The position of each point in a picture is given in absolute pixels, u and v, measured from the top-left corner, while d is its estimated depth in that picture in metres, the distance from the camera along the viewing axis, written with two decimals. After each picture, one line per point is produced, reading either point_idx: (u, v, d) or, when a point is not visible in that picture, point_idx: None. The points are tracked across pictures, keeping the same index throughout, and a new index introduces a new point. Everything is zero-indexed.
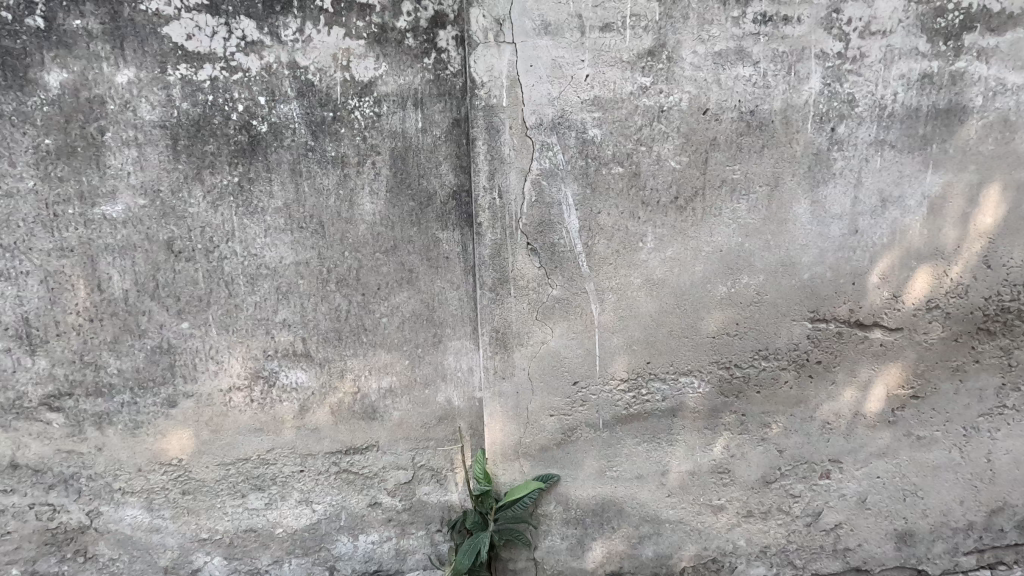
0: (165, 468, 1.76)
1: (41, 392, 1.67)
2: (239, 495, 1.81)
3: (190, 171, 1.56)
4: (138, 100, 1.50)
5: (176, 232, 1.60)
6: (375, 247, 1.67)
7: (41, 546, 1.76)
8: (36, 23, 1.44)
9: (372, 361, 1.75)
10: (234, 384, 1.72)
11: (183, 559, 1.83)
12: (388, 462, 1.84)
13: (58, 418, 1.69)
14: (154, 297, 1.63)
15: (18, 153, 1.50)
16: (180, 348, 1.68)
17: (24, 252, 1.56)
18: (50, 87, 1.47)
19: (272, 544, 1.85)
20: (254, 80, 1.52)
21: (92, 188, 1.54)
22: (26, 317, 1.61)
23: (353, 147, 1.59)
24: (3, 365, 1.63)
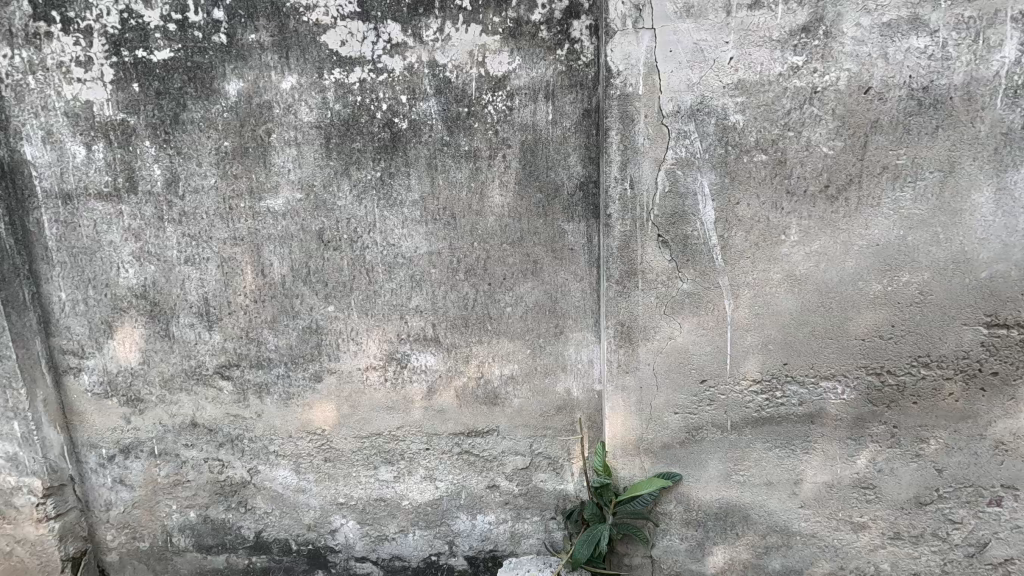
0: (311, 436, 1.96)
1: (215, 362, 1.92)
2: (371, 467, 1.97)
3: (340, 167, 1.69)
4: (299, 104, 1.66)
5: (326, 223, 1.75)
6: (503, 238, 1.71)
7: (213, 494, 2.04)
8: (220, 39, 1.63)
9: (496, 349, 1.81)
10: (371, 364, 1.86)
11: (323, 519, 2.03)
12: (507, 446, 1.90)
13: (228, 386, 1.94)
14: (306, 282, 1.81)
15: (204, 154, 1.73)
16: (326, 329, 1.84)
17: (206, 240, 1.80)
18: (229, 95, 1.67)
19: (399, 514, 2.00)
20: (398, 80, 1.61)
21: (259, 184, 1.73)
22: (205, 297, 1.85)
23: (486, 141, 1.64)
24: (188, 337, 1.90)
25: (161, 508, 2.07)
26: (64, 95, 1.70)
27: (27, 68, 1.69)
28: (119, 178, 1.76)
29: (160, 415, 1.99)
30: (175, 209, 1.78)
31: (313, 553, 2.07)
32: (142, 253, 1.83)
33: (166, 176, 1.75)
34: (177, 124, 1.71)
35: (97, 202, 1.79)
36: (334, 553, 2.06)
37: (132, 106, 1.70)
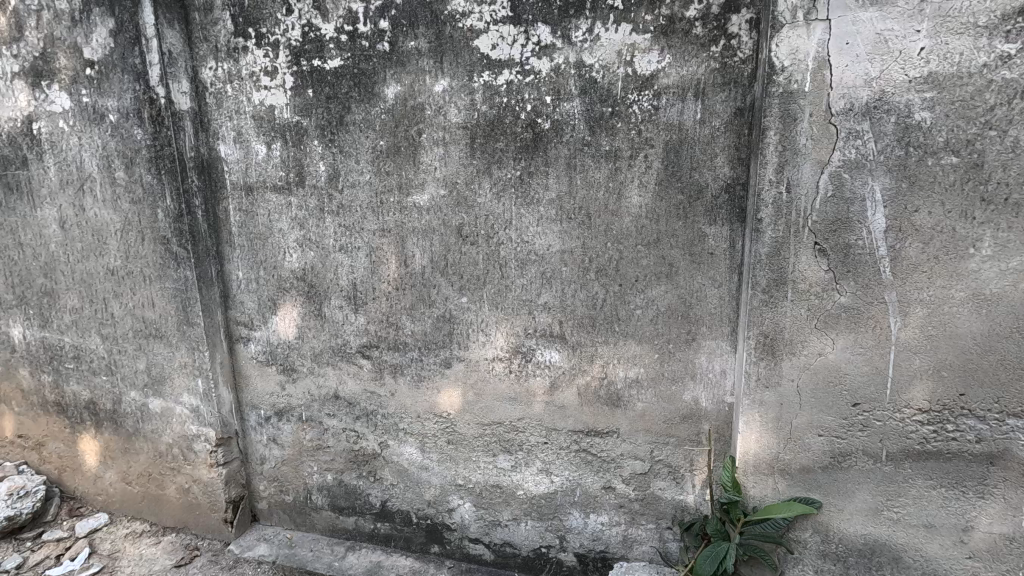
0: (437, 418, 2.08)
1: (358, 342, 2.10)
2: (490, 454, 2.04)
3: (482, 165, 1.77)
4: (449, 105, 1.76)
5: (466, 219, 1.84)
6: (639, 239, 1.69)
7: (348, 462, 2.25)
8: (383, 47, 1.78)
9: (622, 350, 1.79)
10: (497, 356, 1.93)
11: (442, 497, 2.16)
12: (627, 450, 1.88)
13: (367, 364, 2.11)
14: (443, 274, 1.92)
15: (362, 153, 1.89)
16: (458, 319, 1.95)
17: (359, 230, 1.97)
18: (388, 98, 1.82)
19: (513, 503, 2.06)
20: (544, 81, 1.65)
21: (408, 180, 1.87)
22: (353, 282, 2.04)
23: (628, 141, 1.62)
24: (337, 317, 2.09)
25: (304, 469, 2.32)
26: (253, 101, 1.96)
27: (226, 78, 1.96)
28: (290, 173, 1.99)
29: (309, 385, 2.22)
30: (334, 202, 1.97)
31: (431, 528, 2.21)
32: (305, 241, 2.04)
33: (328, 172, 1.95)
34: (341, 125, 1.89)
35: (272, 194, 2.04)
36: (450, 530, 2.18)
37: (305, 110, 1.91)
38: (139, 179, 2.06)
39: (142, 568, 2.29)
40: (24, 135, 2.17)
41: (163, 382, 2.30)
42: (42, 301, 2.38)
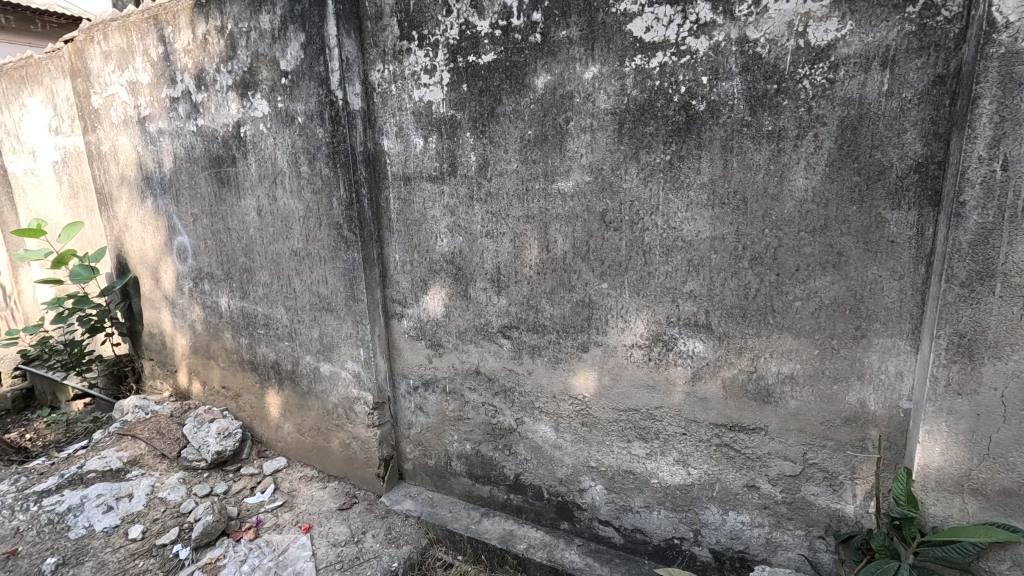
0: (573, 400, 2.13)
1: (500, 322, 2.22)
2: (625, 440, 2.05)
3: (630, 151, 1.76)
4: (598, 92, 1.77)
5: (610, 205, 1.85)
6: (801, 226, 1.57)
7: (485, 434, 2.41)
8: (535, 39, 1.84)
9: (775, 344, 1.69)
10: (637, 342, 1.93)
11: (574, 477, 2.22)
12: (775, 449, 1.77)
13: (507, 344, 2.22)
14: (584, 259, 1.95)
15: (510, 142, 1.98)
16: (598, 304, 1.97)
17: (504, 217, 2.07)
18: (538, 88, 1.88)
19: (646, 491, 2.05)
20: (701, 61, 1.59)
21: (554, 168, 1.92)
22: (497, 266, 2.15)
23: (795, 120, 1.52)
24: (481, 298, 2.23)
25: (446, 436, 2.53)
26: (414, 98, 2.14)
27: (391, 79, 2.17)
28: (444, 164, 2.15)
29: (453, 360, 2.40)
30: (483, 189, 2.09)
31: (562, 505, 2.28)
32: (455, 227, 2.20)
33: (478, 162, 2.07)
34: (492, 117, 1.99)
35: (427, 183, 2.22)
36: (580, 510, 2.24)
37: (460, 104, 2.04)
38: (319, 172, 2.38)
39: (313, 507, 2.67)
40: (233, 137, 2.61)
41: (332, 349, 2.64)
42: (242, 276, 2.86)
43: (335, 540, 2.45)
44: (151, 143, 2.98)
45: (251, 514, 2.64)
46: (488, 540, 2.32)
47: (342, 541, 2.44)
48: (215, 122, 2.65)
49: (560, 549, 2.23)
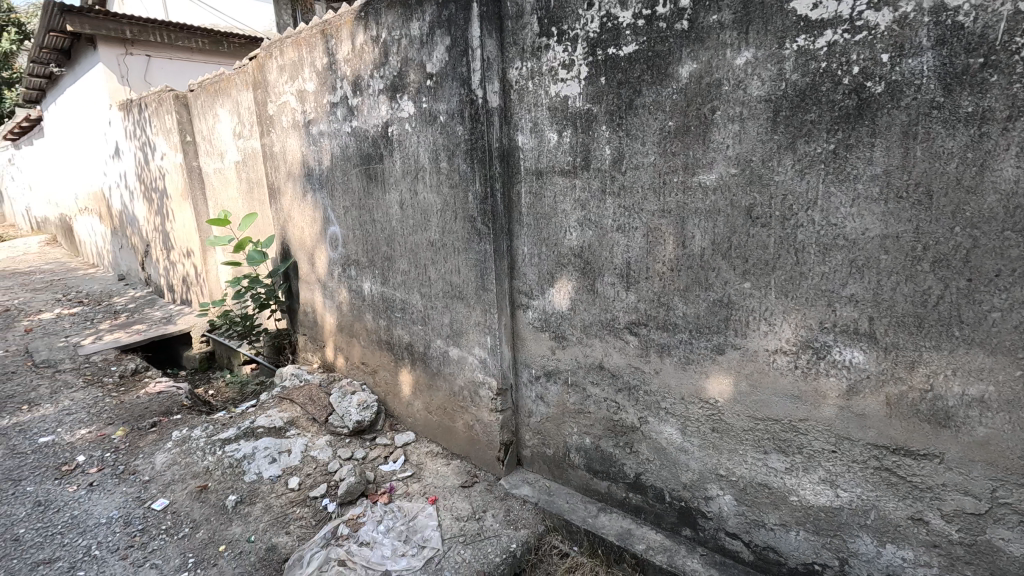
0: (704, 404, 2.03)
1: (627, 318, 2.18)
2: (761, 451, 1.92)
3: (785, 140, 1.63)
4: (751, 78, 1.66)
5: (758, 199, 1.72)
6: (1006, 224, 1.35)
7: (605, 429, 2.39)
8: (682, 26, 1.77)
9: (960, 359, 1.47)
10: (782, 348, 1.78)
11: (700, 483, 2.12)
12: (952, 481, 1.54)
13: (634, 340, 2.18)
14: (725, 257, 1.84)
15: (649, 134, 1.93)
16: (737, 305, 1.86)
17: (638, 211, 2.03)
18: (682, 77, 1.81)
19: (783, 508, 1.91)
20: (881, 36, 1.42)
21: (696, 160, 1.83)
22: (628, 262, 2.11)
23: (1005, 99, 1.30)
24: (608, 293, 2.21)
25: (566, 428, 2.56)
26: (550, 93, 2.18)
27: (529, 75, 2.22)
28: (577, 158, 2.15)
29: (576, 353, 2.41)
30: (616, 183, 2.06)
31: (684, 511, 2.20)
32: (585, 220, 2.20)
33: (613, 155, 2.04)
34: (631, 109, 1.96)
35: (559, 177, 2.24)
36: (705, 518, 2.14)
37: (597, 97, 2.03)
38: (457, 168, 2.52)
39: (439, 481, 2.86)
40: (382, 137, 2.86)
41: (461, 335, 2.80)
42: (384, 264, 3.13)
43: (459, 515, 2.60)
44: (313, 144, 3.37)
45: (386, 480, 2.90)
46: (606, 536, 2.31)
47: (465, 516, 2.59)
48: (367, 123, 2.92)
49: (681, 555, 2.16)
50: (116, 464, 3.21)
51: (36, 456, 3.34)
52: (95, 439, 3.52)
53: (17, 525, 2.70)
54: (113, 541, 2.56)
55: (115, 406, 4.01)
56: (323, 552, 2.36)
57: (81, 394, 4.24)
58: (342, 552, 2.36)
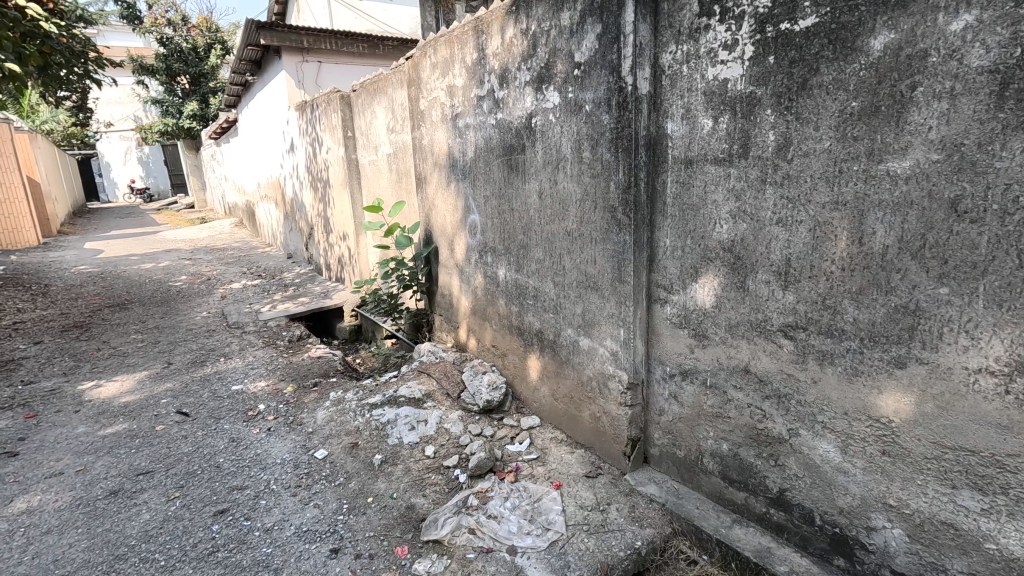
0: (873, 422, 1.80)
1: (782, 320, 2.00)
2: (947, 485, 1.65)
3: (1014, 119, 1.37)
4: (970, 47, 1.41)
5: (968, 190, 1.47)
6: None
7: (746, 437, 2.22)
8: None
9: None
10: (988, 368, 1.51)
11: (861, 510, 1.89)
12: None
13: (789, 345, 1.99)
14: (916, 256, 1.60)
15: (825, 117, 1.73)
16: (927, 313, 1.61)
17: (804, 203, 1.84)
18: (873, 51, 1.59)
19: (974, 555, 1.63)
20: None
21: (884, 145, 1.61)
22: (788, 258, 1.93)
23: None
24: (760, 291, 2.04)
25: (700, 431, 2.43)
26: (707, 77, 2.05)
27: (684, 59, 2.12)
28: (734, 146, 2.01)
29: (718, 353, 2.26)
30: (779, 172, 1.89)
31: (839, 539, 1.97)
32: (739, 212, 2.05)
33: (778, 142, 1.87)
34: (803, 90, 1.77)
35: (711, 166, 2.11)
36: (864, 550, 1.91)
37: (762, 79, 1.88)
38: (600, 158, 2.50)
39: (563, 468, 2.90)
40: (525, 128, 2.94)
41: (593, 326, 2.79)
42: (519, 252, 3.23)
43: (583, 504, 2.61)
44: (459, 136, 3.58)
45: (512, 459, 3.02)
46: (741, 550, 2.16)
47: (589, 506, 2.60)
48: (511, 115, 3.02)
49: None
50: (287, 415, 3.75)
51: (229, 400, 4.03)
52: (271, 392, 4.14)
53: (217, 455, 3.28)
54: (285, 479, 3.00)
55: (286, 366, 4.68)
56: (455, 519, 2.53)
57: (261, 353, 5.01)
58: (472, 521, 2.51)
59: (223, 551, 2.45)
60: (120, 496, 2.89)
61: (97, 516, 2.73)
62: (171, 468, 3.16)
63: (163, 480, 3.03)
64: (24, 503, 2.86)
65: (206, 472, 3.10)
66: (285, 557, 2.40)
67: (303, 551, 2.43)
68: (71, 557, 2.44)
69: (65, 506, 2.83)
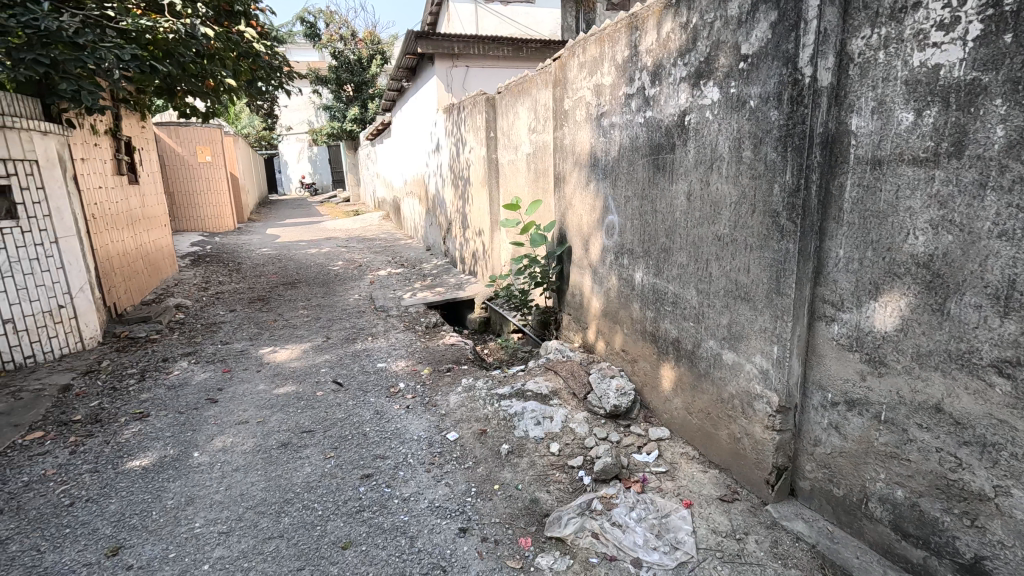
0: None
1: (996, 353, 1.66)
2: None
3: None
4: None
5: None
6: None
7: (930, 487, 1.89)
8: None
9: None
10: None
11: None
12: None
13: (1004, 385, 1.65)
14: None
15: None
16: None
17: None
18: None
19: None
20: None
21: None
22: (1012, 279, 1.60)
23: None
24: (967, 317, 1.72)
25: (867, 471, 2.12)
26: (911, 63, 1.77)
27: (881, 44, 1.85)
28: (944, 143, 1.71)
29: (898, 385, 1.95)
30: (1007, 175, 1.57)
31: None
32: (942, 222, 1.74)
33: (1009, 139, 1.56)
34: None
35: (908, 167, 1.82)
36: None
37: (992, 63, 1.57)
38: (764, 157, 2.30)
39: (694, 486, 2.73)
40: (677, 126, 2.81)
41: (740, 339, 2.57)
42: (660, 256, 3.11)
43: (716, 528, 2.44)
44: (603, 135, 3.54)
45: (638, 469, 2.92)
46: None
47: (723, 531, 2.41)
48: (662, 113, 2.91)
49: None
50: (424, 395, 4.04)
51: (375, 376, 4.46)
52: (411, 372, 4.50)
53: (365, 424, 3.66)
54: (421, 454, 3.23)
55: (423, 350, 5.05)
56: (579, 520, 2.52)
57: (402, 336, 5.47)
58: (596, 525, 2.48)
59: (367, 511, 2.71)
60: (289, 448, 3.36)
61: (272, 462, 3.20)
62: (327, 430, 3.59)
63: (322, 440, 3.45)
64: (220, 442, 3.45)
65: (355, 438, 3.47)
66: (419, 527, 2.58)
67: (435, 525, 2.60)
68: (252, 494, 2.89)
69: (248, 450, 3.36)
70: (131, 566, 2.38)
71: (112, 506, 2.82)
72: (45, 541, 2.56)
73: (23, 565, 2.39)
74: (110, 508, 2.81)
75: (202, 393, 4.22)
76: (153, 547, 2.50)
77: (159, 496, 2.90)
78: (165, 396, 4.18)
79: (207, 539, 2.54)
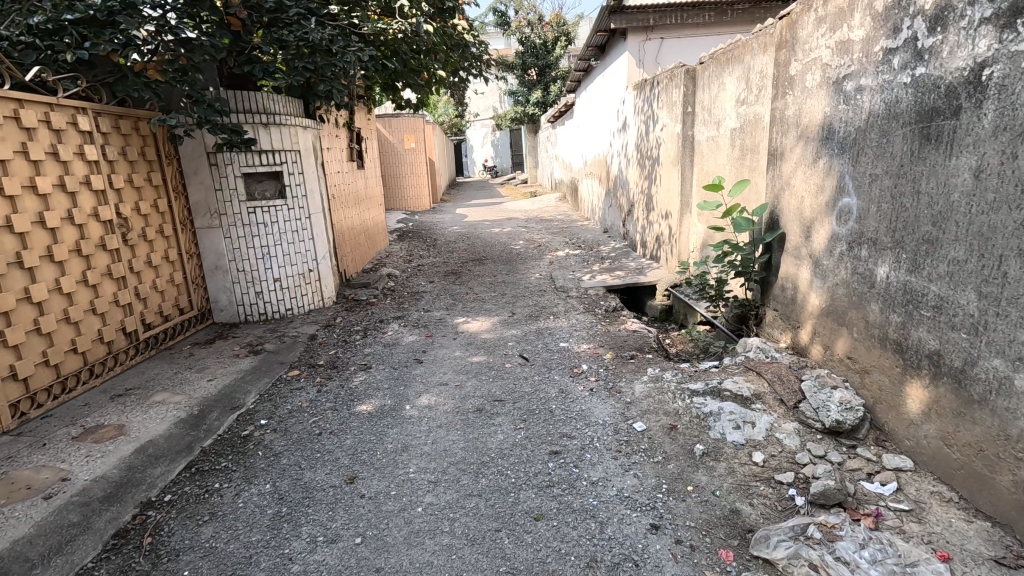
0: None
1: None
2: None
3: None
4: None
5: None
6: None
7: None
8: None
9: None
10: None
11: None
12: None
13: None
14: None
15: None
16: None
17: None
18: None
19: None
20: None
21: None
22: None
23: None
24: None
25: None
26: None
27: None
28: None
29: None
30: None
31: None
32: None
33: None
34: None
35: None
36: None
37: None
38: None
39: (953, 537, 2.19)
40: (967, 83, 2.21)
41: None
42: (920, 248, 2.51)
43: None
44: (846, 101, 2.98)
45: (870, 501, 2.46)
46: None
47: None
48: (944, 69, 2.31)
49: None
50: (607, 380, 3.99)
51: (559, 354, 4.56)
52: (593, 355, 4.49)
53: (550, 401, 3.75)
54: (607, 440, 3.19)
55: (605, 333, 4.99)
56: (793, 546, 2.21)
57: (583, 317, 5.49)
58: (816, 557, 2.14)
59: (558, 488, 2.77)
60: (483, 414, 3.62)
61: (469, 425, 3.49)
62: (516, 401, 3.77)
63: (512, 411, 3.64)
64: (426, 400, 3.88)
65: (542, 413, 3.59)
66: (609, 515, 2.55)
67: (625, 515, 2.54)
68: (454, 451, 3.19)
69: (449, 409, 3.72)
70: (364, 495, 2.81)
71: (348, 440, 3.38)
72: (304, 460, 3.17)
73: (291, 477, 3.00)
74: (347, 442, 3.36)
75: (410, 354, 4.81)
76: (380, 482, 2.92)
77: (381, 439, 3.38)
78: (382, 353, 4.86)
79: (419, 485, 2.87)
